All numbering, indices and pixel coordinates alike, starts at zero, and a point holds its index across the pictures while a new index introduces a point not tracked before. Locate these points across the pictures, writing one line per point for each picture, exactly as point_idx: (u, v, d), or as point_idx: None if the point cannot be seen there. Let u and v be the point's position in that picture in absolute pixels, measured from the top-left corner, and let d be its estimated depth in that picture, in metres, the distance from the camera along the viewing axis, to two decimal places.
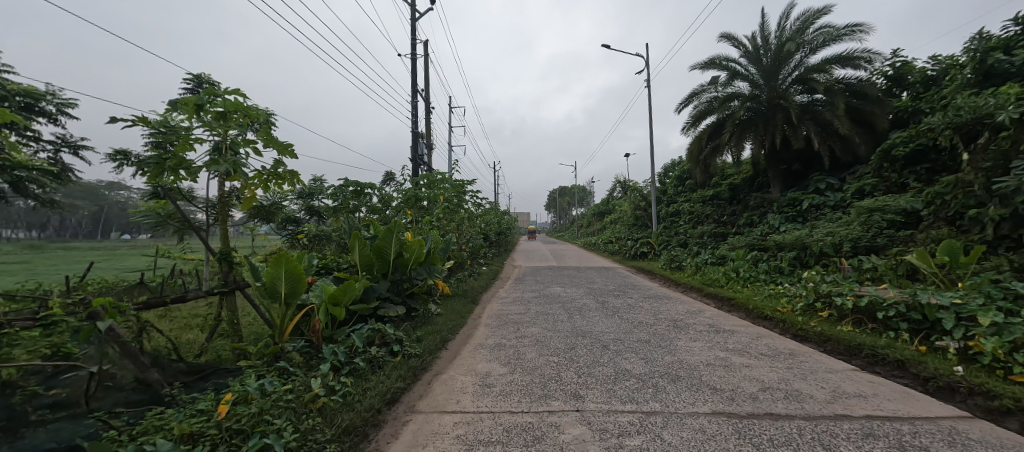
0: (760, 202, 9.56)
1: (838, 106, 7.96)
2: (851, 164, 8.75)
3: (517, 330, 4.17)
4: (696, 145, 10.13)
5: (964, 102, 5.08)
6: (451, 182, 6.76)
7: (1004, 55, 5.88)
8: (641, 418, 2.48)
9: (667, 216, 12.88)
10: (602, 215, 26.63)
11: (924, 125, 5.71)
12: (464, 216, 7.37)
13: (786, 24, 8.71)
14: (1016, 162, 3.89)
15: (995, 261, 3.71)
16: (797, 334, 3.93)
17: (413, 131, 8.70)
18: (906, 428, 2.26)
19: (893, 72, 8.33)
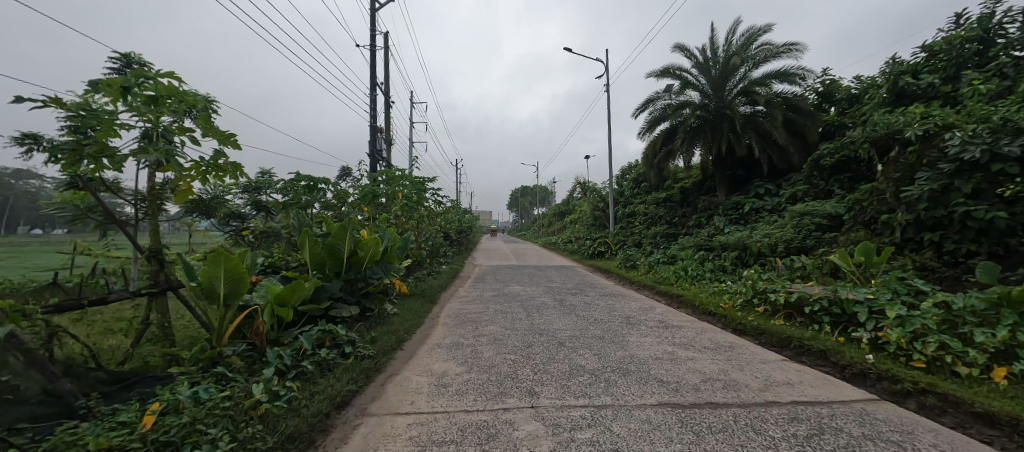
0: (707, 204, 10.18)
1: (776, 119, 8.61)
2: (786, 172, 9.45)
3: (476, 329, 4.13)
4: (650, 149, 10.58)
5: (880, 120, 5.67)
6: (411, 178, 6.61)
7: (913, 78, 6.63)
8: (593, 412, 2.56)
9: (623, 217, 13.35)
10: (563, 214, 27.31)
11: (847, 139, 6.32)
12: (424, 214, 7.24)
13: (733, 39, 9.30)
14: (920, 173, 4.41)
15: (901, 261, 4.18)
16: (737, 328, 4.22)
17: (371, 126, 8.41)
18: (825, 411, 2.53)
19: (823, 89, 9.13)
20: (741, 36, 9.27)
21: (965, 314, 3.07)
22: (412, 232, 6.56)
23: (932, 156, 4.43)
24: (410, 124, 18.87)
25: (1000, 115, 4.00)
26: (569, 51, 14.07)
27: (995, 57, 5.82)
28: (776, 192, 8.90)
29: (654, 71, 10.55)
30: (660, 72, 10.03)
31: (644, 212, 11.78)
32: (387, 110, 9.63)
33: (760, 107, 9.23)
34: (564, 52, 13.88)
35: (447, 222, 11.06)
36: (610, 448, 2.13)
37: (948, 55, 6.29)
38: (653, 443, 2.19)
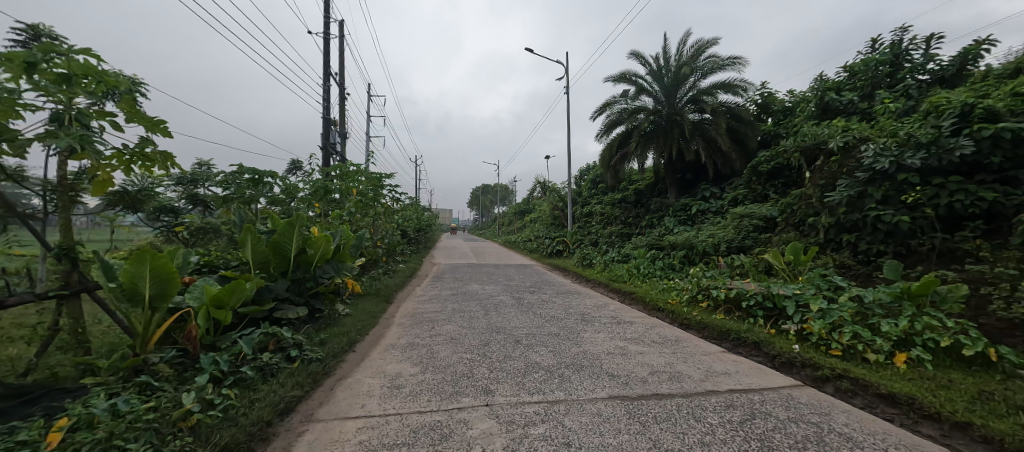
0: (659, 206, 10.71)
1: (721, 126, 9.19)
2: (730, 176, 10.13)
3: (432, 329, 4.07)
4: (607, 152, 10.96)
5: (810, 131, 6.24)
6: (368, 174, 6.39)
7: (836, 95, 7.36)
8: (546, 407, 2.61)
9: (581, 216, 13.72)
10: (522, 213, 27.58)
11: (782, 147, 6.90)
12: (380, 211, 7.03)
13: (683, 49, 9.81)
14: (841, 181, 4.92)
15: (824, 260, 4.63)
16: (683, 322, 4.46)
17: (325, 118, 8.01)
18: (757, 398, 2.76)
19: (761, 100, 9.90)
20: (691, 47, 9.81)
21: (874, 307, 3.46)
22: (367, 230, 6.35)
23: (850, 165, 4.93)
24: (368, 118, 18.20)
25: (905, 130, 4.54)
26: (531, 52, 14.24)
27: (902, 79, 6.57)
28: (720, 195, 9.52)
29: (611, 76, 10.88)
30: (618, 78, 10.37)
31: (601, 213, 12.17)
32: (342, 102, 9.22)
33: (706, 116, 9.75)
34: (526, 52, 13.97)
35: (405, 220, 10.81)
36: (561, 442, 2.18)
37: (866, 75, 7.03)
38: (603, 435, 2.27)
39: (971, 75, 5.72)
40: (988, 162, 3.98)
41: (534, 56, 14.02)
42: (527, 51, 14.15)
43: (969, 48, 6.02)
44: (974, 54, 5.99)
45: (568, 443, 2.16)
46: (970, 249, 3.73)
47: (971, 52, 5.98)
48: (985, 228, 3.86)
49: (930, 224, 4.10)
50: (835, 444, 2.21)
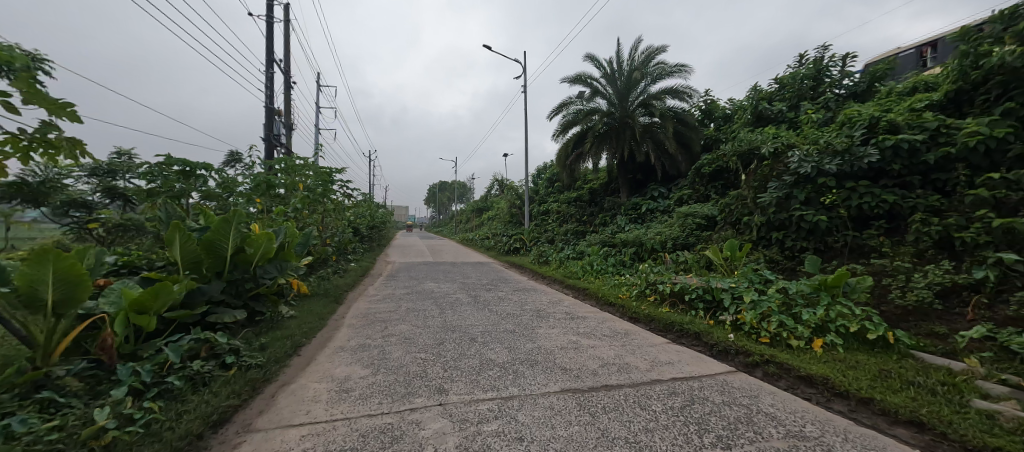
0: (612, 204, 11.15)
1: (668, 130, 9.69)
2: (676, 177, 10.72)
3: (385, 329, 3.96)
4: (563, 151, 11.22)
5: (746, 137, 6.77)
6: (316, 169, 6.08)
7: (768, 104, 8.04)
8: (500, 404, 2.64)
9: (538, 214, 13.96)
10: (481, 211, 27.55)
11: (722, 151, 7.41)
12: (329, 207, 6.73)
13: (635, 55, 10.22)
14: (772, 183, 5.37)
15: (757, 256, 5.04)
16: (632, 316, 4.68)
17: (267, 107, 7.48)
18: (696, 385, 2.96)
19: (705, 107, 10.60)
20: (642, 53, 10.23)
21: (797, 297, 3.83)
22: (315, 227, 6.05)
23: (779, 169, 5.41)
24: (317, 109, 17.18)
25: (825, 139, 5.05)
26: (490, 49, 14.20)
27: (822, 92, 7.32)
28: (667, 195, 10.06)
29: (567, 77, 11.10)
30: (573, 79, 10.60)
31: (557, 211, 12.44)
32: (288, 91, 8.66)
33: (655, 119, 10.20)
34: (485, 48, 13.92)
35: (356, 217, 10.37)
36: (514, 437, 2.21)
37: (793, 88, 7.75)
38: (554, 428, 2.32)
39: (877, 92, 6.48)
40: (889, 169, 4.53)
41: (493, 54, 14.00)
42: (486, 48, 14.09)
43: (876, 68, 6.84)
44: (881, 74, 6.81)
45: (520, 438, 2.20)
46: (875, 245, 4.23)
47: (877, 72, 6.80)
48: (887, 227, 4.40)
49: (844, 223, 4.60)
50: (761, 424, 2.43)
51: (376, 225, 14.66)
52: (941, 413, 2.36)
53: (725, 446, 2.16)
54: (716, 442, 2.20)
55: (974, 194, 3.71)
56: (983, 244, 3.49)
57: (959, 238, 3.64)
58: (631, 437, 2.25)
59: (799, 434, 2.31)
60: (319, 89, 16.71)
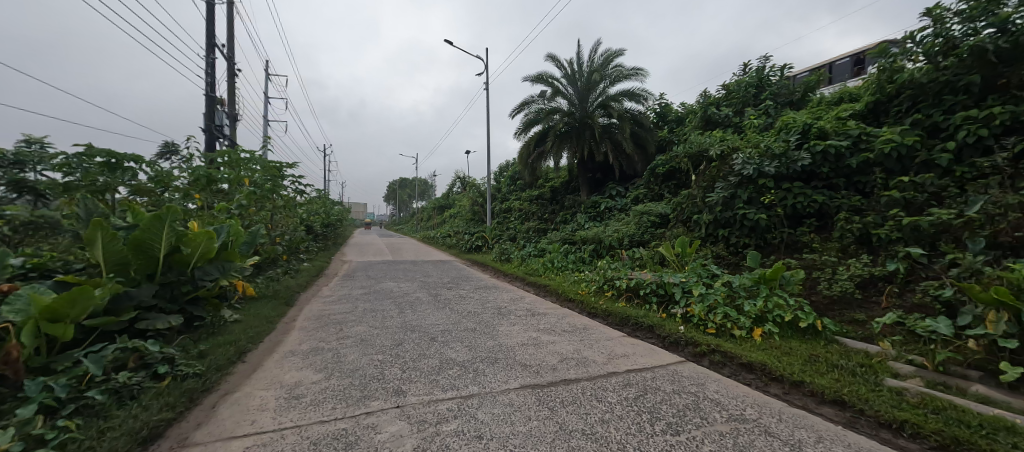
0: (572, 203, 11.40)
1: (625, 131, 10.00)
2: (632, 177, 11.10)
3: (339, 332, 3.81)
4: (525, 150, 11.32)
5: (696, 139, 7.15)
6: (263, 163, 5.72)
7: (716, 109, 8.55)
8: (460, 403, 2.62)
9: (500, 212, 14.01)
10: (442, 208, 27.22)
11: (675, 152, 7.78)
12: (279, 204, 6.36)
13: (594, 57, 10.46)
14: (720, 183, 5.72)
15: (706, 251, 5.36)
16: (590, 311, 4.82)
17: (208, 96, 6.93)
18: (649, 375, 3.10)
19: (660, 109, 11.08)
20: (601, 55, 10.49)
21: (740, 289, 4.11)
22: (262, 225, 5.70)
23: (725, 170, 5.77)
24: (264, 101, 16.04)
25: (765, 143, 5.45)
26: (452, 45, 13.99)
27: (764, 100, 7.87)
28: (624, 194, 10.40)
29: (529, 75, 11.16)
30: (535, 78, 10.68)
31: (519, 209, 12.56)
32: (232, 79, 8.06)
33: (613, 120, 10.48)
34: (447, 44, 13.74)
35: (309, 214, 9.87)
36: (473, 435, 2.21)
37: (738, 94, 8.29)
38: (513, 424, 2.35)
39: (809, 101, 7.06)
40: (819, 172, 4.96)
41: (456, 49, 13.86)
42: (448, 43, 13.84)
43: (809, 78, 7.44)
44: (813, 84, 7.40)
45: (480, 436, 2.20)
46: (808, 241, 4.62)
47: (811, 83, 7.41)
48: (817, 224, 4.82)
49: (781, 221, 4.99)
50: (707, 409, 2.59)
51: (332, 223, 14.01)
52: (860, 392, 2.64)
53: (674, 433, 2.29)
54: (666, 429, 2.33)
55: (888, 195, 4.16)
56: (896, 240, 3.92)
57: (877, 234, 4.06)
58: (588, 428, 2.32)
59: (741, 416, 2.50)
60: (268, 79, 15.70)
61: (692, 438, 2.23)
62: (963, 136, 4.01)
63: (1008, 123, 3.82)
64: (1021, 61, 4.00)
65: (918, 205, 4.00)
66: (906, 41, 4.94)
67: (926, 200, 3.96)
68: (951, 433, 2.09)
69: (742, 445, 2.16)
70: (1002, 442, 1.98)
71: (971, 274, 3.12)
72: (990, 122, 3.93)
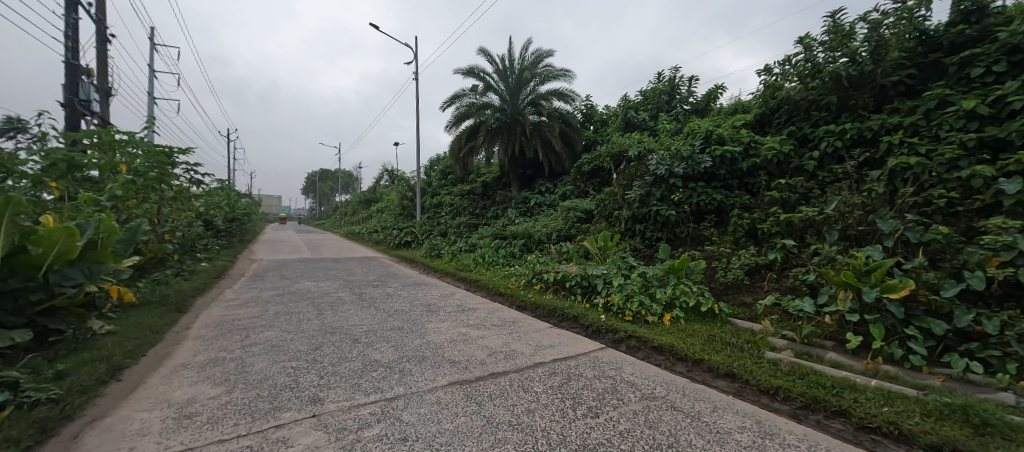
0: (503, 198, 11.56)
1: (555, 129, 10.31)
2: (561, 174, 11.47)
3: (246, 339, 3.46)
4: (456, 144, 11.23)
5: (617, 140, 7.65)
6: (144, 146, 4.93)
7: (635, 112, 9.24)
8: (383, 406, 2.53)
9: (431, 206, 13.76)
10: (369, 202, 26.00)
11: (600, 151, 8.25)
12: (171, 195, 5.55)
13: (525, 55, 10.63)
14: (637, 182, 6.19)
15: (625, 245, 5.79)
16: (519, 305, 4.95)
17: (68, 63, 5.76)
18: (573, 363, 3.28)
19: (586, 110, 11.64)
20: (532, 54, 10.69)
21: (652, 279, 4.52)
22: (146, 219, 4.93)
23: (642, 170, 6.28)
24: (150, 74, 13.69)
25: (675, 147, 6.01)
26: (380, 29, 13.27)
27: (675, 107, 8.73)
28: (552, 191, 10.75)
29: (461, 68, 11.00)
30: (467, 71, 10.54)
31: (450, 204, 12.46)
32: (102, 45, 6.77)
33: (543, 118, 10.74)
34: (372, 27, 12.96)
35: (208, 207, 8.70)
36: (397, 438, 2.15)
37: (652, 100, 9.03)
38: (439, 423, 2.33)
39: (711, 110, 7.96)
40: (718, 173, 5.61)
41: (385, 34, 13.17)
42: (373, 27, 13.11)
43: (711, 90, 8.37)
44: (714, 95, 8.33)
45: (404, 438, 2.15)
46: (709, 235, 5.22)
47: (712, 94, 8.34)
48: (716, 219, 5.46)
49: (688, 217, 5.56)
50: (622, 391, 2.82)
51: (238, 217, 12.43)
52: (745, 364, 3.06)
53: (593, 415, 2.45)
54: (587, 413, 2.48)
55: (770, 196, 4.85)
56: (775, 233, 4.59)
57: (761, 229, 4.72)
58: (514, 419, 2.38)
59: (651, 395, 2.76)
60: (154, 49, 13.42)
61: (609, 418, 2.41)
62: (825, 147, 4.82)
63: (856, 137, 4.67)
64: (864, 87, 4.91)
65: (792, 203, 4.73)
66: (784, 63, 5.74)
67: (797, 200, 4.70)
68: (810, 394, 2.54)
69: (651, 420, 2.38)
70: (846, 398, 2.47)
71: (828, 261, 3.78)
72: (843, 135, 4.78)
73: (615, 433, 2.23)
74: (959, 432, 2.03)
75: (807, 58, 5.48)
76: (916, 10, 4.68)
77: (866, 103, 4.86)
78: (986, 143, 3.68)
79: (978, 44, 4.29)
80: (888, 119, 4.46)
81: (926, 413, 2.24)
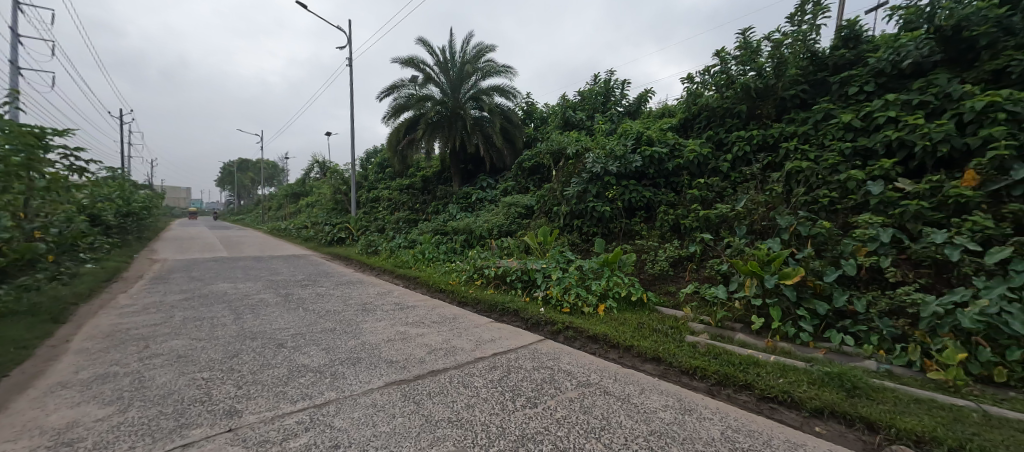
0: (444, 193, 11.38)
1: (495, 125, 10.30)
2: (502, 170, 11.52)
3: (146, 350, 3.06)
4: (394, 135, 10.84)
5: (557, 138, 7.90)
6: (5, 125, 4.12)
7: (573, 112, 9.59)
8: (313, 413, 2.40)
9: (367, 201, 13.29)
10: (298, 197, 24.11)
11: (540, 149, 8.45)
12: (45, 185, 4.70)
13: (466, 48, 10.49)
14: (575, 179, 6.47)
15: (565, 239, 6.03)
16: (460, 300, 4.95)
17: None
18: (513, 356, 3.36)
19: (526, 107, 11.81)
20: (473, 48, 10.58)
21: (588, 272, 4.76)
22: (8, 213, 4.13)
23: (580, 167, 6.61)
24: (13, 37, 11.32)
25: (608, 146, 6.35)
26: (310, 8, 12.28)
27: (610, 108, 9.21)
28: (493, 186, 10.78)
29: (399, 58, 10.57)
30: (405, 61, 10.15)
31: (388, 198, 12.25)
32: None
33: (484, 114, 10.69)
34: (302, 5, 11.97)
35: (94, 200, 7.47)
36: (328, 446, 2.05)
37: (589, 101, 9.42)
38: (375, 425, 2.26)
39: (642, 112, 8.52)
40: (647, 172, 6.06)
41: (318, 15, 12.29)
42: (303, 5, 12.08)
43: (642, 95, 8.94)
44: (644, 99, 8.91)
45: (336, 445, 2.06)
46: (639, 230, 5.61)
47: (643, 98, 8.92)
48: (645, 215, 5.88)
49: (620, 213, 5.92)
50: (559, 380, 2.95)
51: (136, 211, 10.76)
52: (669, 348, 3.35)
53: (532, 405, 2.54)
54: (526, 404, 2.56)
55: (692, 194, 5.32)
56: (695, 228, 5.05)
57: (684, 224, 5.17)
58: (453, 416, 2.39)
59: (586, 382, 2.93)
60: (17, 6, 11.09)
61: (547, 407, 2.51)
62: (736, 151, 5.39)
63: (761, 143, 5.28)
64: (768, 99, 5.55)
65: (709, 201, 5.24)
66: (704, 73, 6.30)
67: (714, 198, 5.22)
68: (721, 371, 2.86)
69: (586, 406, 2.53)
70: (751, 373, 2.82)
71: (738, 252, 4.25)
72: (751, 141, 5.37)
73: (552, 421, 2.33)
74: (836, 396, 2.42)
75: (723, 70, 6.05)
76: (808, 34, 5.34)
77: (769, 113, 5.50)
78: (858, 152, 4.37)
79: (854, 67, 5.08)
80: (786, 128, 5.10)
81: (812, 381, 2.64)
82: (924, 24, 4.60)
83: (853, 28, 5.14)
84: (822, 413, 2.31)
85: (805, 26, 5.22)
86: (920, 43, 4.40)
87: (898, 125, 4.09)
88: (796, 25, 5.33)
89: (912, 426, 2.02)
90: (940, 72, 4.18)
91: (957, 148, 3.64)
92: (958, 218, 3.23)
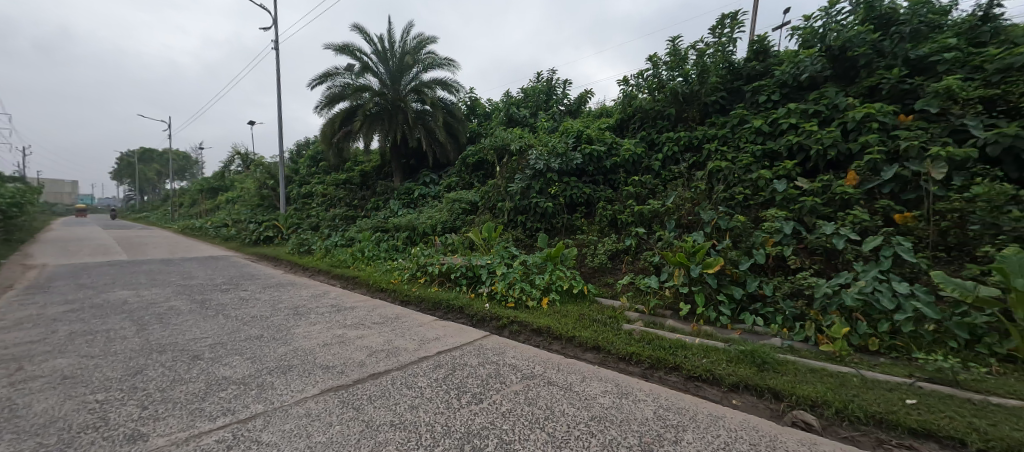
0: (384, 189, 10.93)
1: (438, 119, 10.06)
2: (446, 166, 11.30)
3: (20, 373, 2.61)
4: (329, 126, 10.19)
5: (501, 134, 7.95)
6: None
7: (518, 108, 9.69)
8: (237, 429, 2.22)
9: (299, 197, 12.41)
10: (217, 191, 21.69)
11: (484, 145, 8.44)
12: None
13: (406, 39, 10.12)
14: (518, 176, 6.57)
15: (510, 235, 6.12)
16: (403, 299, 4.84)
17: None
18: (457, 353, 3.37)
19: (470, 103, 11.67)
20: (414, 38, 10.24)
21: (532, 266, 4.89)
22: None
23: (523, 164, 6.72)
24: None
25: (550, 144, 6.53)
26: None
27: (552, 106, 9.42)
28: (437, 182, 10.56)
29: (331, 44, 9.98)
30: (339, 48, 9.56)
31: (323, 194, 11.54)
32: None
33: (426, 107, 10.41)
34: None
35: None
36: None
37: (533, 98, 9.57)
38: (309, 437, 2.15)
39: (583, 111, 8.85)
40: (586, 169, 6.33)
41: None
42: None
43: (582, 94, 9.26)
44: (584, 99, 9.24)
45: None
46: (580, 225, 5.87)
47: (583, 98, 9.25)
48: (586, 211, 6.15)
49: (562, 209, 6.13)
50: (503, 374, 3.02)
51: None
52: (607, 337, 3.57)
53: (477, 401, 2.58)
54: (470, 400, 2.59)
55: (627, 190, 5.66)
56: (631, 223, 5.39)
57: (620, 219, 5.49)
58: (396, 419, 2.35)
59: (530, 374, 3.03)
60: None
61: (492, 402, 2.57)
62: (666, 151, 5.82)
63: (687, 144, 5.74)
64: (693, 103, 6.04)
65: (643, 197, 5.62)
66: (637, 77, 6.69)
67: (647, 194, 5.60)
68: (653, 356, 3.11)
69: (530, 398, 2.62)
70: (679, 355, 3.10)
71: (668, 245, 4.61)
72: (679, 142, 5.82)
73: (497, 415, 2.39)
74: (749, 370, 2.76)
75: (655, 75, 6.48)
76: (726, 46, 5.89)
77: (695, 116, 6.00)
78: (767, 153, 4.93)
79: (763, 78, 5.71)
80: (708, 131, 5.61)
81: (731, 359, 2.97)
82: (818, 43, 5.29)
83: (762, 43, 5.75)
84: (738, 387, 2.61)
85: (724, 39, 5.74)
86: (815, 59, 4.99)
87: (798, 131, 4.68)
88: (717, 37, 5.85)
89: (809, 392, 2.37)
90: (829, 86, 4.85)
91: (842, 152, 4.25)
92: (842, 212, 3.79)
